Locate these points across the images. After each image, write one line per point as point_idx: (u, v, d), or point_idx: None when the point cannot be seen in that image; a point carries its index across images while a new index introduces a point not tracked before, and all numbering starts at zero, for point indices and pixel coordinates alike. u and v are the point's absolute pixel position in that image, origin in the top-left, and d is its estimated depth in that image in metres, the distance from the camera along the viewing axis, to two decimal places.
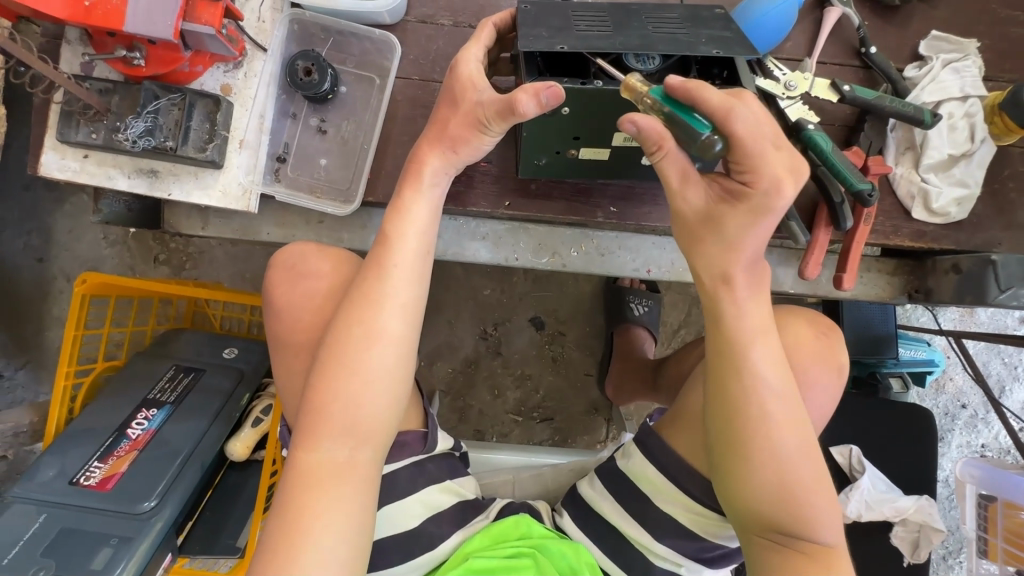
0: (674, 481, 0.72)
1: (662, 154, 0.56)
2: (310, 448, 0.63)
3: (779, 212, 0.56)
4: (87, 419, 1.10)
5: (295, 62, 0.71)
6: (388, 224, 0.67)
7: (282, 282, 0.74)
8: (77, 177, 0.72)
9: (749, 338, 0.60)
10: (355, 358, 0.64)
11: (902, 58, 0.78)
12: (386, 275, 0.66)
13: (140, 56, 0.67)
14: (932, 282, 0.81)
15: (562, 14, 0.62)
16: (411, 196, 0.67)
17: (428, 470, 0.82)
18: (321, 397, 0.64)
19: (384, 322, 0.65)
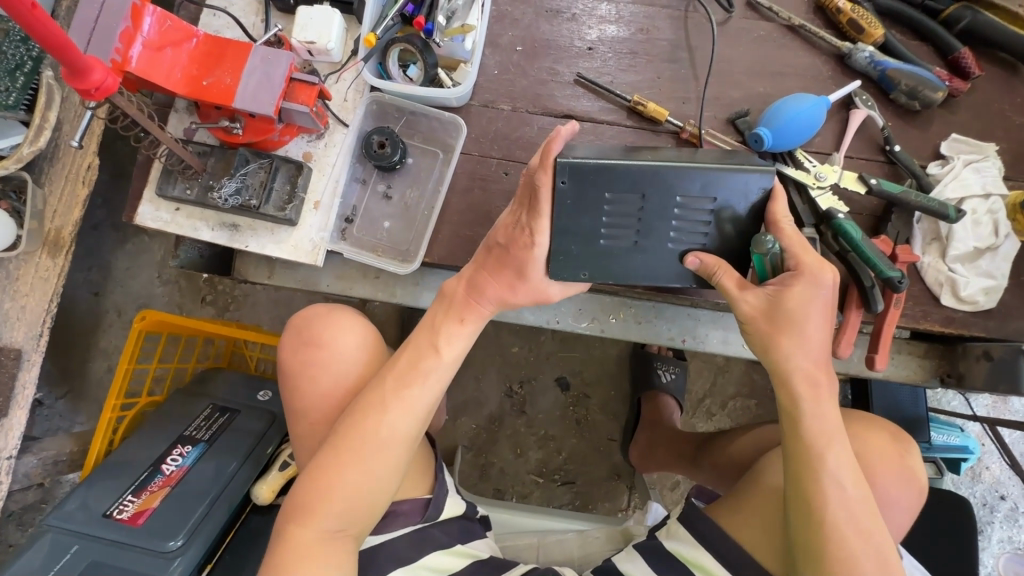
0: (723, 560, 0.75)
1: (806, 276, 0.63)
2: (302, 526, 0.62)
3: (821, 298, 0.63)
4: (127, 452, 1.14)
5: (372, 137, 0.81)
6: (435, 333, 0.71)
7: (296, 349, 0.74)
8: (167, 227, 0.81)
9: (826, 439, 0.64)
10: (370, 454, 0.65)
11: (924, 156, 0.84)
12: (413, 376, 0.69)
13: (239, 126, 0.77)
14: (962, 366, 0.82)
15: (595, 199, 0.68)
16: (468, 302, 0.72)
17: (434, 536, 0.81)
18: (320, 484, 0.64)
19: (396, 424, 0.66)
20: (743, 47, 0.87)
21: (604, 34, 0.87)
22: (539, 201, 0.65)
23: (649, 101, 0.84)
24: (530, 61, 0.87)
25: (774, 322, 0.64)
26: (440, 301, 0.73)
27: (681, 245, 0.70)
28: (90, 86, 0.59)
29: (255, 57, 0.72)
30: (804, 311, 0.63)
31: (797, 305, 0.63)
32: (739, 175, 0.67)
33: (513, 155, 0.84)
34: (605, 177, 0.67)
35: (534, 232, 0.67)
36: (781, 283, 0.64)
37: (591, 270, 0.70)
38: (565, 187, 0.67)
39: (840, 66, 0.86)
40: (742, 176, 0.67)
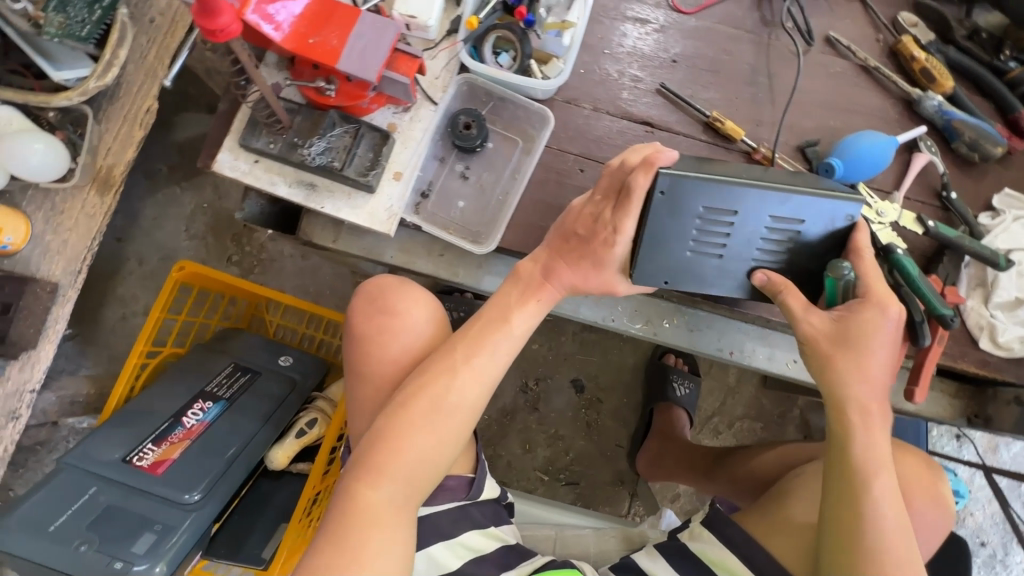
0: (752, 565, 0.77)
1: (876, 302, 0.65)
2: (369, 488, 0.65)
3: (890, 325, 0.64)
4: (147, 401, 1.13)
5: (459, 117, 0.83)
6: (507, 308, 0.73)
7: (369, 314, 0.78)
8: (243, 178, 0.81)
9: (869, 466, 0.64)
10: (438, 420, 0.68)
11: (976, 206, 0.88)
12: (484, 347, 0.71)
13: (333, 88, 0.77)
14: (991, 409, 0.86)
15: (687, 211, 0.69)
16: (545, 287, 0.74)
17: (472, 514, 0.84)
18: (386, 447, 0.66)
19: (464, 393, 0.69)
20: (818, 80, 0.90)
21: (688, 49, 0.90)
22: (631, 200, 0.67)
23: (726, 119, 0.87)
24: (616, 65, 0.89)
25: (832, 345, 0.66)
26: (514, 280, 0.75)
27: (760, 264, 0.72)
28: (216, 28, 0.60)
29: (364, 23, 0.73)
30: (869, 338, 0.64)
31: (862, 330, 0.64)
32: (829, 201, 0.68)
33: (590, 153, 0.86)
34: (700, 190, 0.68)
35: (616, 229, 0.69)
36: (848, 309, 0.66)
37: (672, 277, 0.72)
38: (660, 195, 0.68)
39: (908, 111, 0.90)
40: (829, 203, 0.69)
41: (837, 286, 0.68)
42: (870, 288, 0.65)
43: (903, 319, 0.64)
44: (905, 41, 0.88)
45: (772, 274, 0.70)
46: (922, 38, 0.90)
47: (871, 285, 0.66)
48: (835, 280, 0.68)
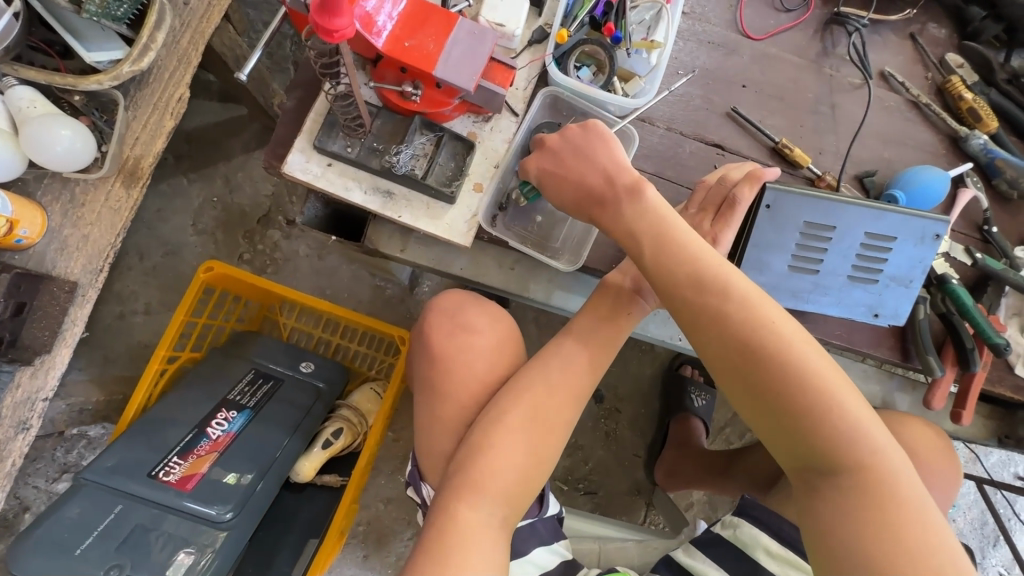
0: (784, 542, 0.82)
1: None
2: (468, 505, 0.66)
3: None
4: (168, 409, 1.06)
5: (542, 130, 0.82)
6: (599, 322, 0.76)
7: (447, 333, 0.85)
8: (316, 181, 0.77)
9: (722, 286, 0.63)
10: (536, 434, 0.71)
11: (1012, 239, 0.94)
12: (578, 363, 0.74)
13: (418, 93, 0.75)
14: (1022, 430, 0.92)
15: (790, 223, 0.76)
16: (633, 305, 0.76)
17: (539, 531, 0.84)
18: (483, 460, 0.68)
19: (561, 410, 0.72)
20: (875, 113, 0.94)
21: (756, 74, 0.92)
22: (735, 212, 0.70)
23: (793, 145, 0.89)
24: (688, 86, 0.90)
25: (642, 240, 0.68)
26: (603, 292, 0.77)
27: (854, 277, 0.78)
28: (334, 29, 0.57)
29: (460, 31, 0.71)
30: None
31: None
32: (918, 219, 0.76)
33: (664, 173, 0.87)
34: (797, 205, 0.75)
35: (716, 241, 0.71)
36: None
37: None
38: (764, 211, 0.75)
39: (953, 146, 0.95)
40: (920, 223, 0.76)
41: None
42: None
43: None
44: (954, 81, 0.94)
45: None
46: (968, 79, 0.95)
47: None
48: None
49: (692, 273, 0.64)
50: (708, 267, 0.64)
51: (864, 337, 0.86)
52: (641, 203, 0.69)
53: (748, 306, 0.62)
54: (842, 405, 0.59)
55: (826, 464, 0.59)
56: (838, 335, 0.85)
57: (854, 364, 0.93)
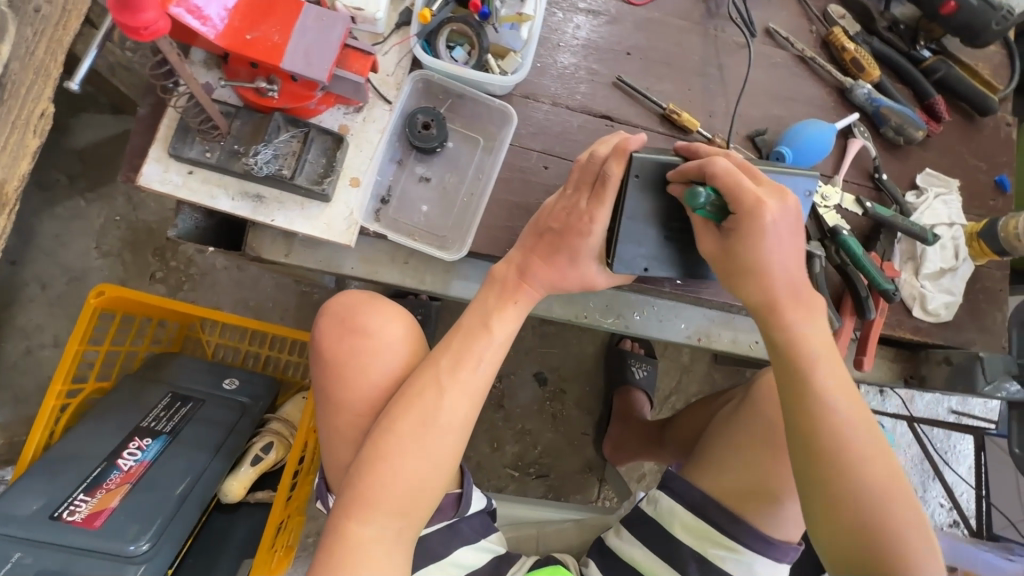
0: (699, 511, 0.82)
1: (755, 212, 0.64)
2: (359, 521, 0.65)
3: (773, 221, 0.64)
4: (72, 445, 1.01)
5: (416, 115, 0.78)
6: (488, 314, 0.74)
7: (341, 336, 0.82)
8: (178, 192, 0.72)
9: (813, 360, 0.66)
10: (426, 438, 0.68)
11: (903, 185, 0.96)
12: (467, 359, 0.72)
13: (276, 88, 0.70)
14: (925, 369, 0.94)
15: (664, 192, 0.73)
16: (519, 298, 0.75)
17: (460, 530, 0.83)
18: (371, 473, 0.67)
19: (452, 410, 0.70)
20: (763, 71, 0.94)
21: (639, 40, 0.90)
22: (606, 190, 0.70)
23: (682, 110, 0.88)
24: (571, 58, 0.88)
25: (784, 304, 0.66)
26: (489, 284, 0.76)
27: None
28: (140, 25, 0.52)
29: (306, 17, 0.67)
30: (755, 250, 0.65)
31: (747, 249, 0.66)
32: (790, 176, 0.75)
33: (553, 149, 0.85)
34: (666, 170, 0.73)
35: (592, 219, 0.72)
36: (733, 223, 0.66)
37: (652, 263, 0.74)
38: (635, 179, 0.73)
39: (841, 98, 0.95)
40: (792, 179, 0.75)
41: (704, 203, 0.67)
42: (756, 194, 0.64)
43: (777, 205, 0.64)
44: (836, 33, 0.94)
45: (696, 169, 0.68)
46: (850, 29, 0.95)
47: (739, 196, 0.64)
48: (715, 203, 0.67)
49: (810, 349, 0.66)
50: (816, 348, 0.66)
51: None
52: (763, 223, 0.64)
53: (827, 386, 0.65)
54: (895, 513, 0.62)
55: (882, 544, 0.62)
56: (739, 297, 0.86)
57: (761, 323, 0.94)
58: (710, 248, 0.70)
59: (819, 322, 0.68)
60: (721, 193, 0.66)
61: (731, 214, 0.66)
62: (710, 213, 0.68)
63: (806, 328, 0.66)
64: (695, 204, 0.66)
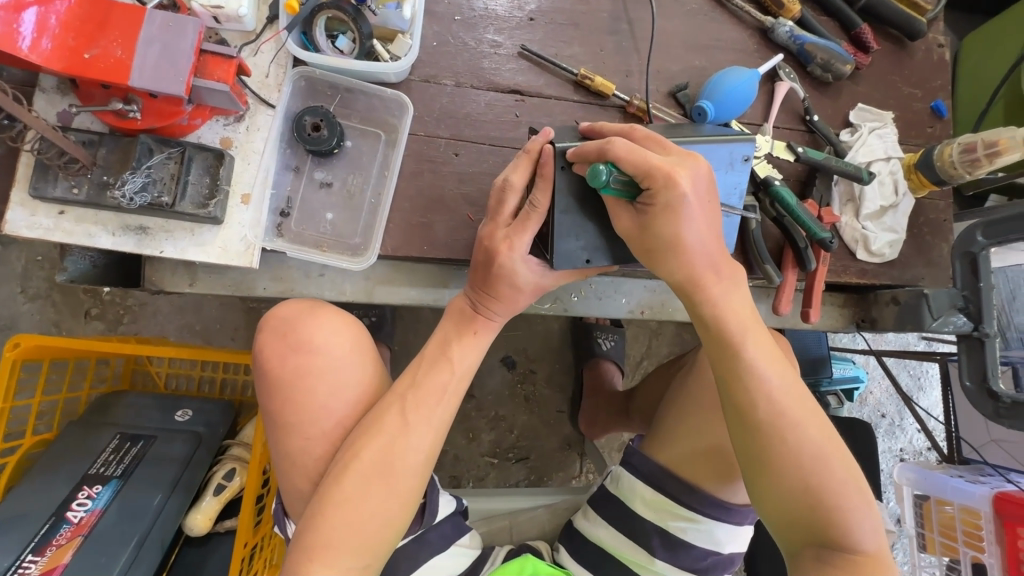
0: (657, 487, 0.81)
1: (667, 183, 0.61)
2: (320, 563, 0.62)
3: (688, 195, 0.62)
4: (16, 505, 0.97)
5: (303, 118, 0.72)
6: (447, 345, 0.72)
7: (283, 356, 0.72)
8: (50, 235, 0.66)
9: (741, 332, 0.67)
10: (394, 479, 0.65)
11: (836, 124, 0.92)
12: (431, 390, 0.69)
13: (137, 109, 0.64)
14: (875, 311, 0.93)
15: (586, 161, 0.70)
16: (483, 324, 0.73)
17: (428, 541, 0.80)
18: (333, 512, 0.63)
19: (417, 445, 0.67)
20: (679, 20, 0.88)
21: (542, 3, 0.84)
22: (529, 219, 0.67)
23: (595, 75, 0.82)
24: (470, 31, 0.81)
25: (706, 280, 0.66)
26: (449, 316, 0.74)
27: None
28: None
29: (151, 25, 0.60)
30: (668, 229, 0.63)
31: (663, 226, 0.64)
32: (722, 145, 0.72)
33: (462, 134, 0.79)
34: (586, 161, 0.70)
35: (513, 244, 0.68)
36: (647, 201, 0.64)
37: (594, 253, 0.71)
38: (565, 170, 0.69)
39: (765, 40, 0.90)
40: (725, 148, 0.72)
41: (607, 182, 0.63)
42: (664, 166, 0.61)
43: (690, 174, 0.62)
44: None
45: (603, 150, 0.63)
46: None
47: (653, 169, 0.62)
48: (619, 180, 0.64)
49: (736, 322, 0.67)
50: (741, 320, 0.67)
51: None
52: (679, 194, 0.61)
53: (750, 360, 0.66)
54: (830, 474, 0.64)
55: (810, 505, 0.64)
56: None
57: None
58: (627, 226, 0.66)
59: (742, 293, 0.69)
60: (625, 169, 0.63)
61: (644, 189, 0.63)
62: (614, 191, 0.64)
63: (726, 302, 0.67)
64: (599, 183, 0.63)
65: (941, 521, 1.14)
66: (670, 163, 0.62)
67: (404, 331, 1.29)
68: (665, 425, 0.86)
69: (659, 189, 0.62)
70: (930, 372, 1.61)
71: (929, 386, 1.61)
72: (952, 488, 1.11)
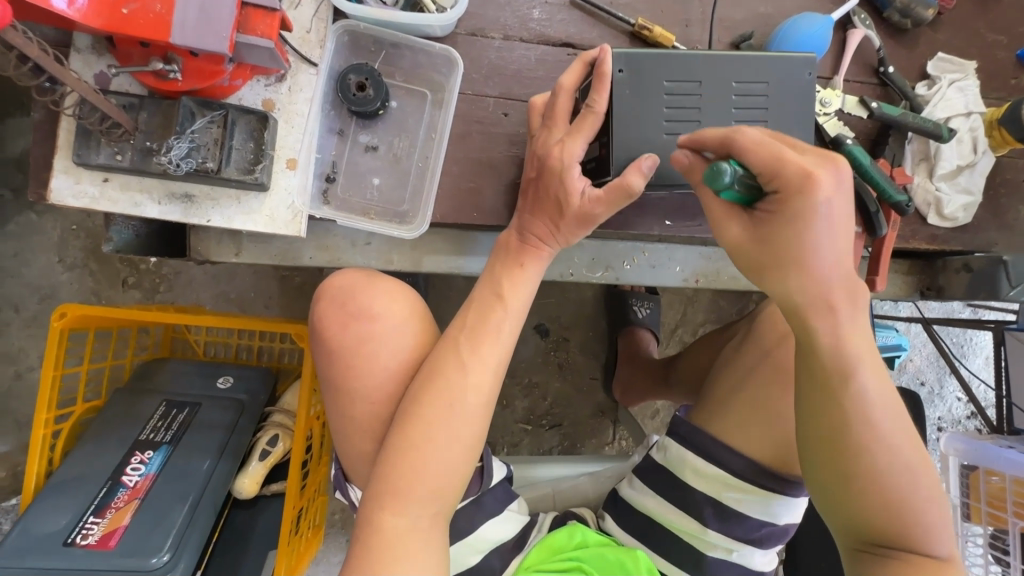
0: (709, 458, 0.79)
1: (799, 188, 0.56)
2: (392, 513, 0.61)
3: (822, 195, 0.55)
4: (73, 468, 0.99)
5: (347, 76, 0.68)
6: (498, 282, 0.69)
7: (344, 323, 0.70)
8: (97, 205, 0.64)
9: (823, 304, 0.59)
10: (456, 425, 0.63)
11: (912, 77, 0.84)
12: (487, 334, 0.66)
13: (177, 68, 0.60)
14: (942, 279, 0.89)
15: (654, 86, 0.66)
16: (532, 266, 0.69)
17: (483, 504, 0.80)
18: (400, 459, 0.62)
19: (477, 388, 0.64)
20: None
21: None
22: (586, 119, 0.64)
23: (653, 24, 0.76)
24: None
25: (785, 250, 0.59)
26: (497, 252, 0.71)
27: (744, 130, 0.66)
28: None
29: None
30: (783, 227, 0.58)
31: (782, 225, 0.58)
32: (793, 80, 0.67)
33: (511, 92, 0.74)
34: (663, 67, 0.66)
35: (565, 149, 0.64)
36: (769, 207, 0.59)
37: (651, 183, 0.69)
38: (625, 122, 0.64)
39: None
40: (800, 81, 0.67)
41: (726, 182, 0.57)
42: (803, 170, 0.55)
43: (828, 174, 0.55)
44: None
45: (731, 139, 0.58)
46: None
47: (784, 164, 0.56)
48: (738, 180, 0.58)
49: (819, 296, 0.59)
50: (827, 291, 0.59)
51: None
52: (810, 196, 0.55)
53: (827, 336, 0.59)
54: (903, 465, 0.58)
55: (874, 497, 0.59)
56: None
57: None
58: (738, 234, 0.61)
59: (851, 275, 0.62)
60: (752, 168, 0.58)
61: (771, 190, 0.58)
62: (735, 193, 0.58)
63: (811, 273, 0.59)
64: (719, 183, 0.57)
65: (989, 492, 1.12)
66: (813, 164, 0.56)
67: (439, 299, 1.27)
68: (721, 390, 0.84)
69: (788, 191, 0.56)
70: (975, 339, 1.56)
71: (973, 353, 1.56)
72: (1005, 461, 1.08)
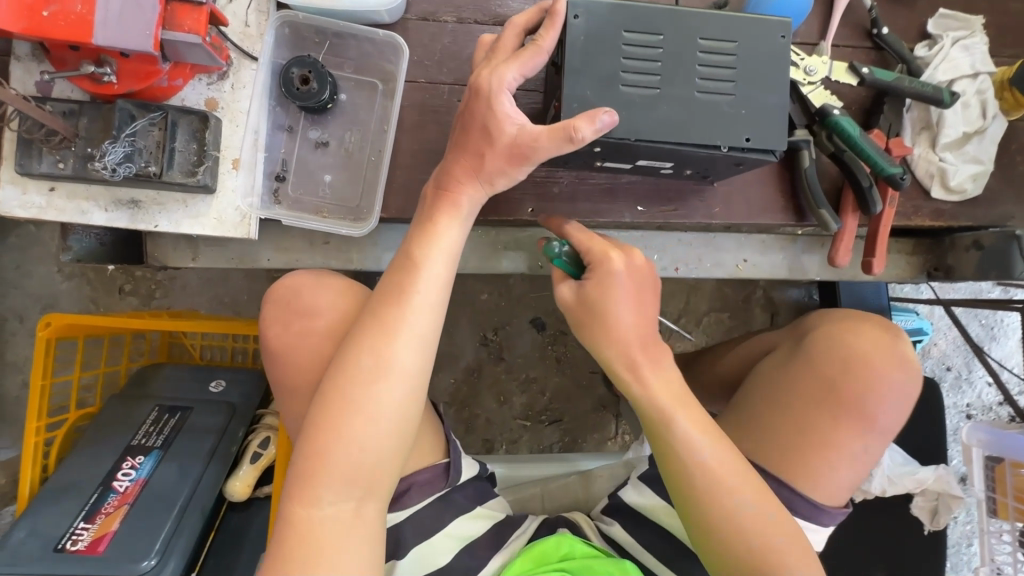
0: None
1: (605, 265, 0.62)
2: (306, 505, 0.53)
3: (622, 275, 0.62)
4: (68, 474, 1.00)
5: (289, 70, 0.65)
6: (411, 239, 0.60)
7: (285, 321, 0.68)
8: (44, 214, 0.63)
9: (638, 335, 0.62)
10: (370, 399, 0.55)
11: (910, 38, 0.77)
12: (404, 289, 0.58)
13: (111, 71, 0.59)
14: (951, 258, 0.82)
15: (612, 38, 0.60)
16: (449, 220, 0.60)
17: (455, 502, 0.78)
18: (317, 441, 0.55)
19: (397, 353, 0.56)
20: None
21: None
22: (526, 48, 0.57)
23: None
24: None
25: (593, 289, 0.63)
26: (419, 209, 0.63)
27: (708, 90, 0.60)
28: None
29: None
30: (598, 293, 0.62)
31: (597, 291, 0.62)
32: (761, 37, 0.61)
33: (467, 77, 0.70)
34: (627, 15, 0.60)
35: (496, 75, 0.57)
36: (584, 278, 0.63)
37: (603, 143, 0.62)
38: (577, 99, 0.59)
39: None
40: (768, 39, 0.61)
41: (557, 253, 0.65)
42: (608, 253, 0.62)
43: (624, 262, 0.62)
44: None
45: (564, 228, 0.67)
46: None
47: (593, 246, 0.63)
48: (567, 257, 0.66)
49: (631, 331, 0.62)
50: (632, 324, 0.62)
51: (742, 209, 0.75)
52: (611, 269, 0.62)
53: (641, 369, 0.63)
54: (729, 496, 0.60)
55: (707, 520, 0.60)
56: (718, 214, 0.74)
57: (747, 238, 0.83)
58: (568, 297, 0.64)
59: (852, 339, 0.72)
60: (575, 246, 0.65)
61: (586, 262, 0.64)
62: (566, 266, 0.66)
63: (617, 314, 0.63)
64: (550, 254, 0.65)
65: (1017, 486, 1.03)
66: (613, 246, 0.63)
67: None
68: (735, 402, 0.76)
69: (596, 263, 0.62)
70: (1006, 320, 1.45)
71: (1004, 336, 1.45)
72: None
